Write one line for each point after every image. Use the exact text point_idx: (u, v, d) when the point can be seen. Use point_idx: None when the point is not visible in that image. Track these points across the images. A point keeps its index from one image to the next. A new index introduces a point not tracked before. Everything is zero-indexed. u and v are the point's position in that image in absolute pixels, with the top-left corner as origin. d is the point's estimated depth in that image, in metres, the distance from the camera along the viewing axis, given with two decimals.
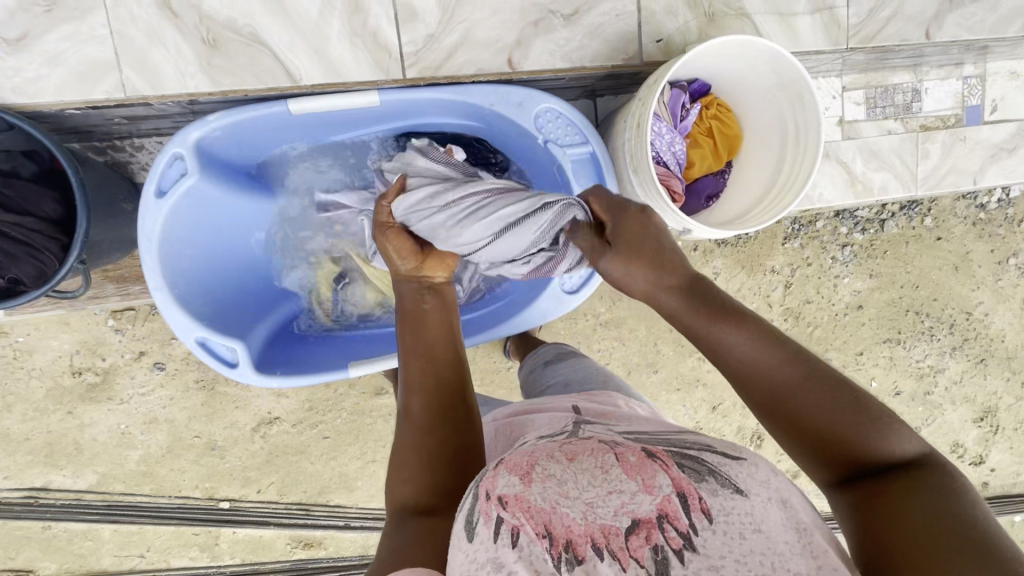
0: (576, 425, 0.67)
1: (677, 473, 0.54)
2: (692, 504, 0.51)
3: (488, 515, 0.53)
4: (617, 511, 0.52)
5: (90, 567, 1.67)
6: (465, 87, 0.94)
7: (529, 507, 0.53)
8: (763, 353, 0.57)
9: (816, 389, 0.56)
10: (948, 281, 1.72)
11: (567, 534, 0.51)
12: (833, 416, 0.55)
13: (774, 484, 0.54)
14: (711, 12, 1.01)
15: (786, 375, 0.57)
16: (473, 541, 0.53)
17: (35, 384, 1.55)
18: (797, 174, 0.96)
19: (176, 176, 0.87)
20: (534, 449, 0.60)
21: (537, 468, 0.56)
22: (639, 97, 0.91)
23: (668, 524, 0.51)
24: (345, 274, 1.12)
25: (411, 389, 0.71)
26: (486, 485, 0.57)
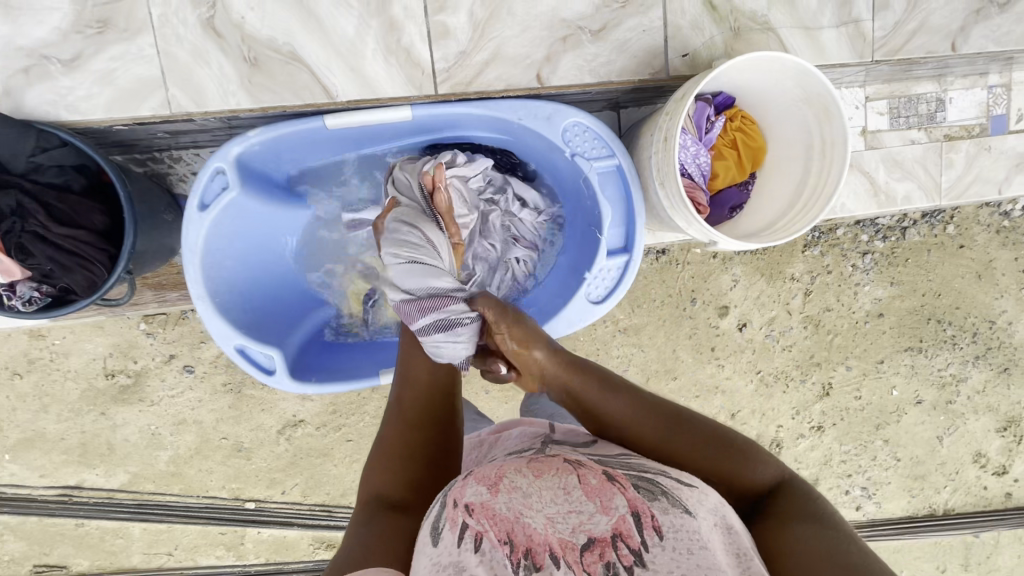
0: (544, 444, 0.73)
1: (632, 495, 0.58)
2: (644, 523, 0.55)
3: (455, 521, 0.59)
4: (575, 528, 0.56)
5: (121, 564, 1.72)
6: (495, 102, 0.96)
7: (493, 514, 0.58)
8: (630, 411, 0.74)
9: (679, 433, 0.71)
10: (971, 289, 1.71)
11: (528, 543, 0.55)
12: (701, 456, 0.69)
13: (718, 511, 0.59)
14: (737, 26, 1.02)
15: (652, 425, 0.72)
16: (439, 544, 0.57)
17: (70, 385, 1.60)
18: (822, 186, 0.97)
19: (218, 190, 0.90)
20: (504, 466, 0.67)
21: (504, 480, 0.63)
22: (667, 111, 0.93)
23: (622, 541, 0.54)
24: (374, 292, 1.14)
25: (407, 386, 0.85)
26: (456, 494, 0.63)
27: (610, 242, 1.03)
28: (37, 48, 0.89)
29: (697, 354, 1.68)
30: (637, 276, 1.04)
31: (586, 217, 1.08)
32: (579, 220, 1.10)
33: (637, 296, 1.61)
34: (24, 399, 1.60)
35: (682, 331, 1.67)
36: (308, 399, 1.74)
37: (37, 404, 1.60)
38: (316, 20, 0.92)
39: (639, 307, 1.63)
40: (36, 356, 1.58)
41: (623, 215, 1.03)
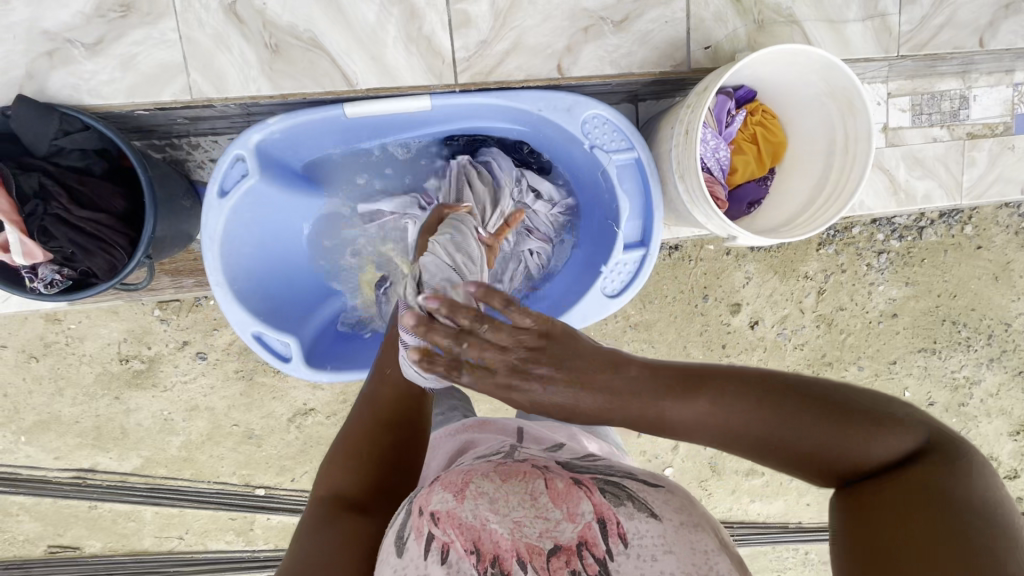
0: (513, 448, 0.71)
1: (599, 500, 0.55)
2: (610, 529, 0.52)
3: (420, 530, 0.56)
4: (541, 534, 0.53)
5: (133, 546, 1.75)
6: (515, 93, 0.96)
7: (459, 523, 0.55)
8: (721, 418, 0.50)
9: (796, 418, 0.49)
10: (987, 291, 1.68)
11: (494, 550, 0.52)
12: (821, 441, 0.49)
13: (688, 509, 0.55)
14: (761, 19, 1.00)
15: (755, 423, 0.50)
16: (403, 556, 0.56)
17: (85, 369, 1.62)
18: (845, 182, 0.95)
19: (238, 176, 0.90)
20: (473, 469, 0.63)
21: (471, 486, 0.59)
22: (688, 104, 0.92)
23: (587, 550, 0.51)
24: (388, 280, 1.12)
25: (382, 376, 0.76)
26: (422, 501, 0.60)
27: (627, 236, 1.02)
28: (61, 32, 0.89)
29: (708, 351, 1.67)
30: (654, 270, 1.03)
31: (603, 210, 1.07)
32: (595, 214, 1.10)
33: (648, 291, 1.60)
34: (39, 382, 1.61)
35: (694, 327, 1.66)
36: (318, 388, 1.75)
37: (52, 387, 1.62)
38: (338, 7, 0.91)
39: (651, 303, 1.62)
40: (52, 340, 1.59)
41: (640, 208, 1.02)
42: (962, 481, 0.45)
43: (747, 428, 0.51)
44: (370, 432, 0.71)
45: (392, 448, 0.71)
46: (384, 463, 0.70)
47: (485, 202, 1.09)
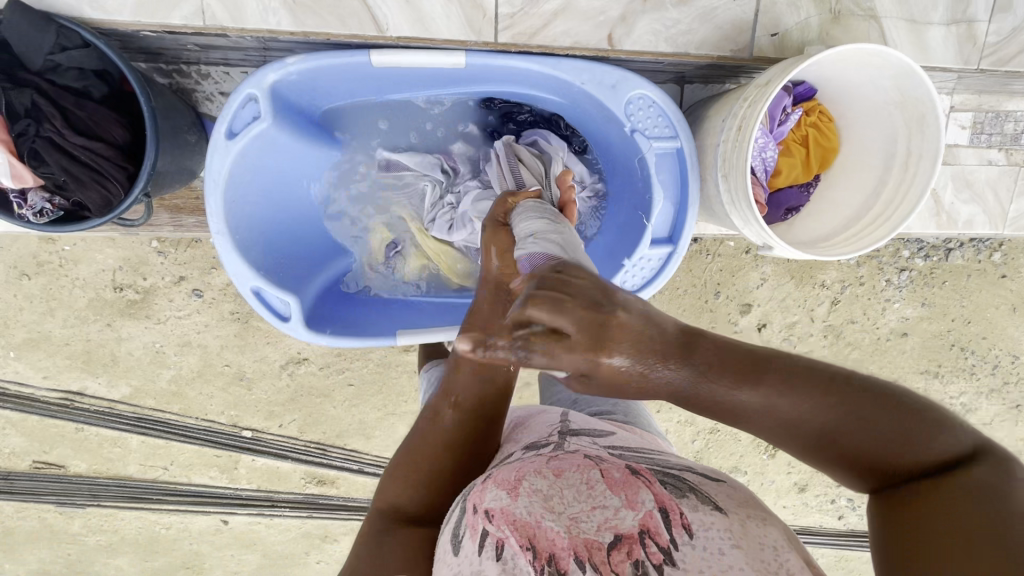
0: (563, 437, 0.67)
1: (659, 490, 0.53)
2: (672, 519, 0.49)
3: (475, 528, 0.54)
4: (600, 526, 0.50)
5: (118, 471, 1.76)
6: (556, 61, 0.88)
7: (514, 520, 0.52)
8: (800, 407, 0.49)
9: (865, 410, 0.48)
10: (1003, 321, 1.64)
11: (550, 547, 0.49)
12: (888, 439, 0.47)
13: (749, 502, 0.53)
14: (838, 9, 0.91)
15: (822, 421, 0.49)
16: (458, 554, 0.54)
17: (78, 293, 1.58)
18: (898, 203, 0.89)
19: (249, 118, 0.83)
20: (524, 464, 0.61)
21: (524, 483, 0.56)
22: (745, 96, 0.85)
23: (650, 540, 0.48)
24: (398, 242, 1.09)
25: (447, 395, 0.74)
26: (476, 500, 0.58)
27: (656, 229, 0.96)
28: None
29: None
30: (680, 267, 0.97)
31: (634, 199, 1.00)
32: (625, 202, 1.03)
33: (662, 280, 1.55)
34: (31, 301, 1.58)
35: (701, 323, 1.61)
36: None
37: (44, 307, 1.59)
38: None
39: (662, 294, 1.57)
40: (45, 260, 1.55)
41: (675, 199, 0.95)
42: (1015, 489, 0.43)
43: (807, 421, 0.49)
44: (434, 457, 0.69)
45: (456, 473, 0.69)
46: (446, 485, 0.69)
47: (538, 168, 0.93)
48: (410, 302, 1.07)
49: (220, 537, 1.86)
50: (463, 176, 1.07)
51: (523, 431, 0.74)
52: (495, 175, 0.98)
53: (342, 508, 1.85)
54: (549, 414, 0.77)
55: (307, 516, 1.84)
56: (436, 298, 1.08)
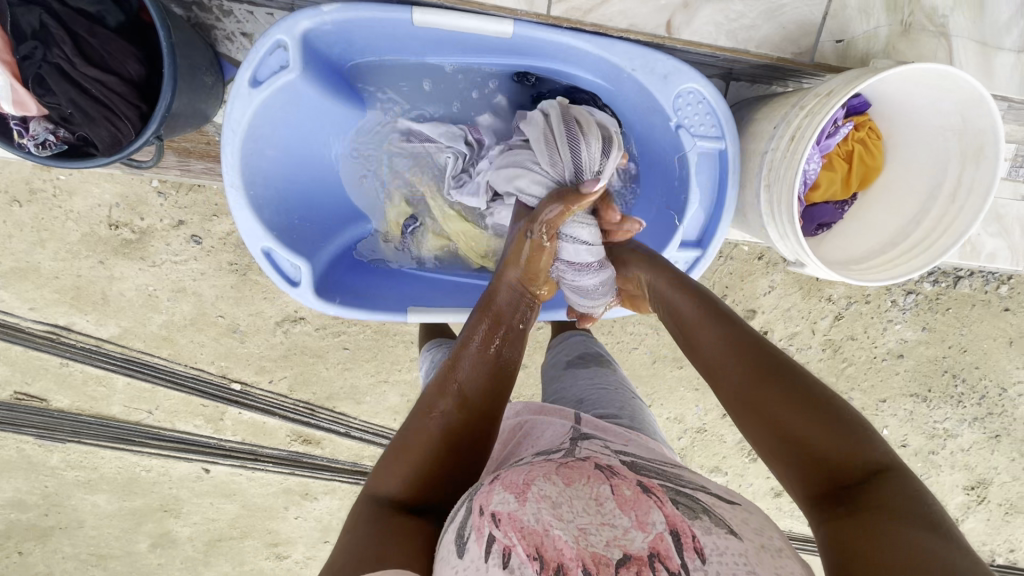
0: (574, 443, 0.66)
1: (671, 511, 0.51)
2: (685, 543, 0.48)
3: (481, 532, 0.52)
4: (609, 542, 0.49)
5: (101, 410, 1.74)
6: (609, 42, 0.83)
7: (521, 527, 0.50)
8: (727, 343, 0.68)
9: (779, 385, 0.60)
10: (998, 353, 1.64)
11: (558, 557, 0.48)
12: (812, 422, 0.57)
13: (768, 535, 0.52)
14: (910, 22, 0.86)
15: (746, 368, 0.64)
16: (464, 558, 0.52)
17: (72, 226, 1.52)
18: (941, 232, 0.86)
19: (276, 67, 0.78)
20: (533, 467, 0.58)
21: (533, 488, 0.54)
22: (801, 104, 0.81)
23: (659, 563, 0.47)
24: (416, 217, 1.03)
25: (443, 394, 0.70)
26: (482, 501, 0.56)
27: (686, 232, 0.93)
28: None
29: None
30: (706, 273, 0.95)
31: (667, 197, 0.97)
32: (656, 198, 0.99)
33: None
34: (20, 229, 1.52)
35: None
36: None
37: (34, 237, 1.53)
38: None
39: None
40: (39, 187, 1.48)
41: (711, 202, 0.91)
42: (914, 506, 0.48)
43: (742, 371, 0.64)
44: (431, 447, 0.66)
45: (453, 469, 0.66)
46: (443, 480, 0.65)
47: (592, 122, 0.87)
48: (424, 277, 1.03)
49: (200, 485, 1.86)
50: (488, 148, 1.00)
51: (529, 440, 0.71)
52: (537, 131, 0.89)
53: (325, 468, 1.84)
54: (554, 420, 0.74)
55: (289, 472, 1.84)
56: (449, 277, 1.04)
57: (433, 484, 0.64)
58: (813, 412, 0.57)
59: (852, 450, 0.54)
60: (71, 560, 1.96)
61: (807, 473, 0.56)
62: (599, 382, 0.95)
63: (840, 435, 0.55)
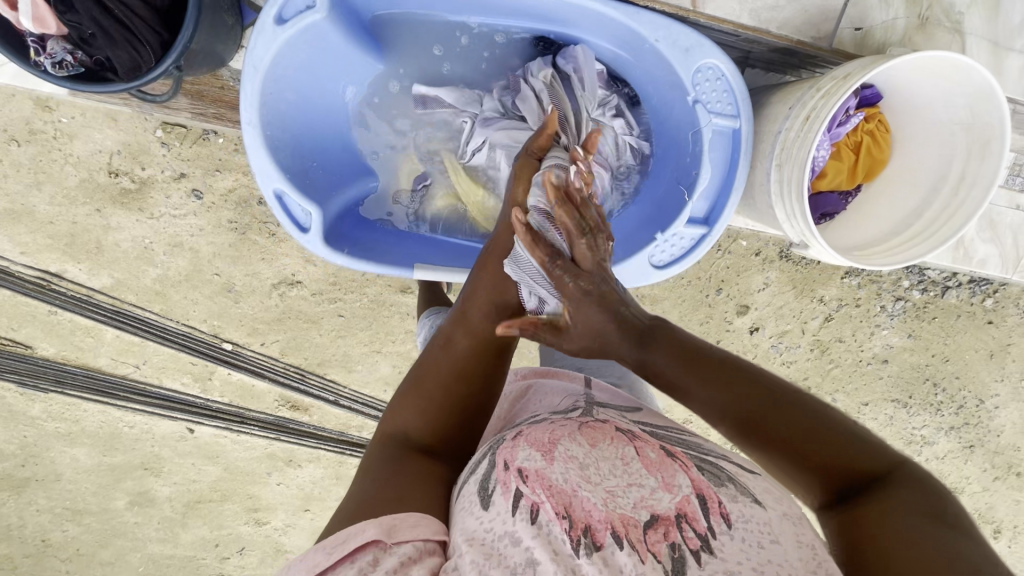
0: (590, 406, 0.68)
1: (696, 476, 0.53)
2: (711, 508, 0.50)
3: (507, 486, 0.53)
4: (637, 503, 0.51)
5: (87, 362, 1.71)
6: (635, 11, 0.84)
7: (550, 485, 0.52)
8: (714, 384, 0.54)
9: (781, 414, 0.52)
10: (978, 364, 1.68)
11: (587, 518, 0.50)
12: (820, 440, 0.50)
13: (789, 500, 0.53)
14: (927, 15, 0.88)
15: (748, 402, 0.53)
16: (490, 510, 0.52)
17: (70, 171, 1.50)
18: (942, 224, 0.88)
19: (302, 7, 0.78)
20: (556, 427, 0.60)
21: (560, 448, 0.56)
22: (818, 85, 0.83)
23: (687, 524, 0.49)
24: (427, 176, 1.04)
25: (459, 328, 0.70)
26: (506, 457, 0.57)
27: (694, 209, 0.94)
28: None
29: None
30: (711, 251, 0.95)
31: (678, 173, 0.97)
32: (666, 174, 1.00)
33: None
34: (17, 169, 1.49)
35: (697, 316, 1.62)
36: (310, 263, 1.68)
37: (31, 178, 1.50)
38: None
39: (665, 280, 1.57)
40: (40, 128, 1.46)
41: (721, 182, 0.92)
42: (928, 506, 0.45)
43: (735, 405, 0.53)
44: (447, 384, 0.66)
45: (467, 401, 0.67)
46: (460, 413, 0.66)
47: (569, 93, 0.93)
48: (428, 240, 1.02)
49: (183, 445, 1.85)
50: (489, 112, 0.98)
51: (538, 402, 0.72)
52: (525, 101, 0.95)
53: (311, 436, 1.84)
54: (567, 383, 0.76)
55: (274, 438, 1.83)
56: (454, 240, 1.03)
57: (453, 420, 0.66)
58: (816, 432, 0.51)
59: (861, 456, 0.49)
60: (45, 514, 1.93)
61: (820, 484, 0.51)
62: None
63: (850, 447, 0.50)
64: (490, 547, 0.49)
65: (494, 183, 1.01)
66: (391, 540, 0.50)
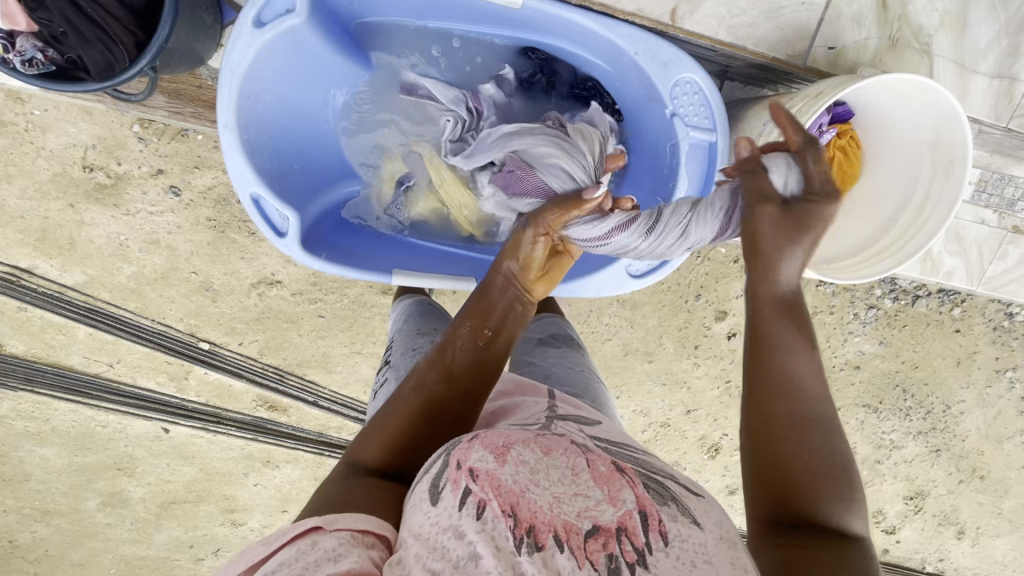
0: (550, 419, 0.67)
1: (641, 493, 0.54)
2: (651, 524, 0.51)
3: (457, 484, 0.52)
4: (580, 512, 0.51)
5: (58, 359, 1.67)
6: (615, 24, 0.85)
7: (499, 485, 0.51)
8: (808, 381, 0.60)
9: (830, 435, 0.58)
10: (945, 371, 1.73)
11: (531, 519, 0.49)
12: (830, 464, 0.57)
13: (725, 526, 0.55)
14: (897, 37, 0.91)
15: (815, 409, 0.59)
16: (437, 505, 0.51)
17: (42, 165, 1.46)
18: (906, 241, 0.91)
19: (281, 11, 0.78)
20: (511, 431, 0.59)
21: (513, 451, 0.55)
22: (791, 103, 0.85)
23: (626, 538, 0.50)
24: (410, 175, 1.01)
25: (433, 364, 0.70)
26: (458, 455, 0.55)
27: None
28: None
29: (680, 347, 1.67)
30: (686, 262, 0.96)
31: (656, 186, 0.99)
32: (644, 186, 1.01)
33: None
34: None
35: (677, 320, 1.65)
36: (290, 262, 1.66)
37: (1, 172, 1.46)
38: None
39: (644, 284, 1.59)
40: (11, 120, 1.42)
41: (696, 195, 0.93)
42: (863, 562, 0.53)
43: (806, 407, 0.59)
44: (417, 415, 0.66)
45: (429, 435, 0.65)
46: (423, 435, 0.65)
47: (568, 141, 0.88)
48: (406, 244, 1.02)
49: (158, 445, 1.82)
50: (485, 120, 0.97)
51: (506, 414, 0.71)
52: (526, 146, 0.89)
53: (289, 437, 1.82)
54: (531, 398, 0.75)
55: (252, 439, 1.81)
56: (434, 244, 1.04)
57: (414, 452, 0.64)
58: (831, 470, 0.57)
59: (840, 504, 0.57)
60: (13, 514, 1.89)
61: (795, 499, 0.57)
62: (565, 362, 0.97)
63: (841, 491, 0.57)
64: (434, 541, 0.49)
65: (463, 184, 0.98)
66: (329, 526, 0.52)
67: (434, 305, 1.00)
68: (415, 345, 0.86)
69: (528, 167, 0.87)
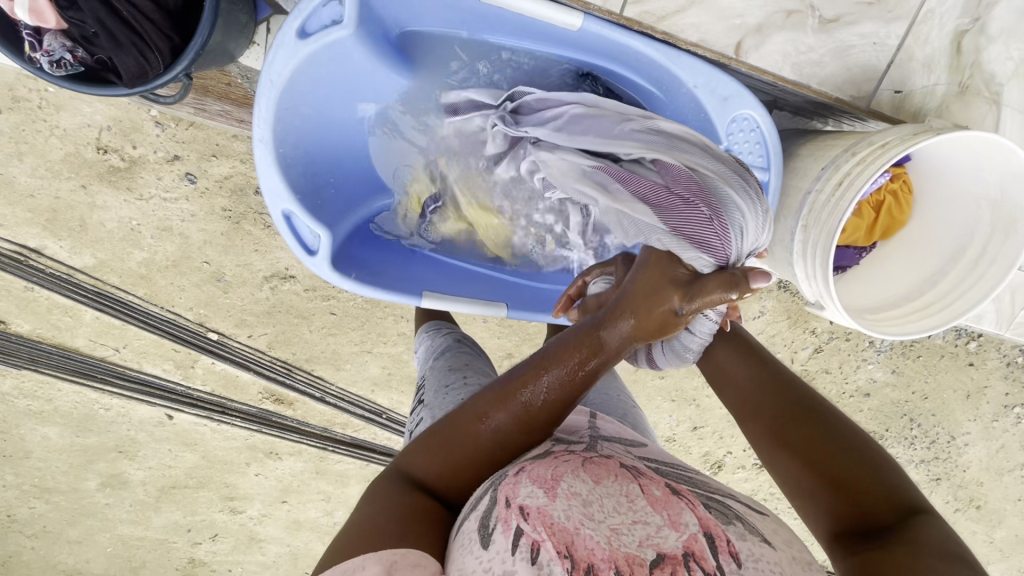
0: (593, 439, 0.64)
1: (704, 514, 0.49)
2: (720, 546, 0.46)
3: (507, 524, 0.47)
4: (643, 543, 0.46)
5: (64, 341, 1.64)
6: (677, 55, 0.82)
7: (552, 522, 0.46)
8: (753, 381, 0.71)
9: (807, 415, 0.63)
10: (954, 403, 1.71)
11: (590, 557, 0.44)
12: (827, 438, 0.60)
13: (798, 546, 0.51)
14: (967, 84, 0.87)
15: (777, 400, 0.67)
16: (487, 549, 0.46)
17: (55, 144, 1.41)
18: (953, 300, 0.89)
19: (328, 21, 0.77)
20: (558, 463, 0.55)
21: (563, 484, 0.51)
22: (852, 149, 0.81)
23: (695, 563, 0.45)
24: (439, 197, 0.96)
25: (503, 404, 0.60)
26: (506, 493, 0.51)
27: None
28: None
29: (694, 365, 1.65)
30: None
31: None
32: None
33: None
34: None
35: None
36: None
37: (12, 148, 1.41)
38: None
39: None
40: (24, 96, 1.37)
41: None
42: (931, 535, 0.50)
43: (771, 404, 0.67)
44: (480, 451, 0.59)
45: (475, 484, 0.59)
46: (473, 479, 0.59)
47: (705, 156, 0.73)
48: (433, 261, 1.00)
49: (161, 430, 1.80)
50: (572, 106, 0.85)
51: None
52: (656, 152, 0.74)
53: (293, 430, 1.80)
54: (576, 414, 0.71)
55: (255, 430, 1.79)
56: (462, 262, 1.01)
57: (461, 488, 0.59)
58: (835, 443, 0.60)
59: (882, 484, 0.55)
60: (12, 490, 1.88)
61: (838, 497, 0.56)
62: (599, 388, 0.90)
63: (870, 468, 0.57)
64: None
65: (568, 162, 0.81)
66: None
67: (463, 341, 0.96)
68: (448, 382, 0.82)
69: (679, 188, 0.69)
